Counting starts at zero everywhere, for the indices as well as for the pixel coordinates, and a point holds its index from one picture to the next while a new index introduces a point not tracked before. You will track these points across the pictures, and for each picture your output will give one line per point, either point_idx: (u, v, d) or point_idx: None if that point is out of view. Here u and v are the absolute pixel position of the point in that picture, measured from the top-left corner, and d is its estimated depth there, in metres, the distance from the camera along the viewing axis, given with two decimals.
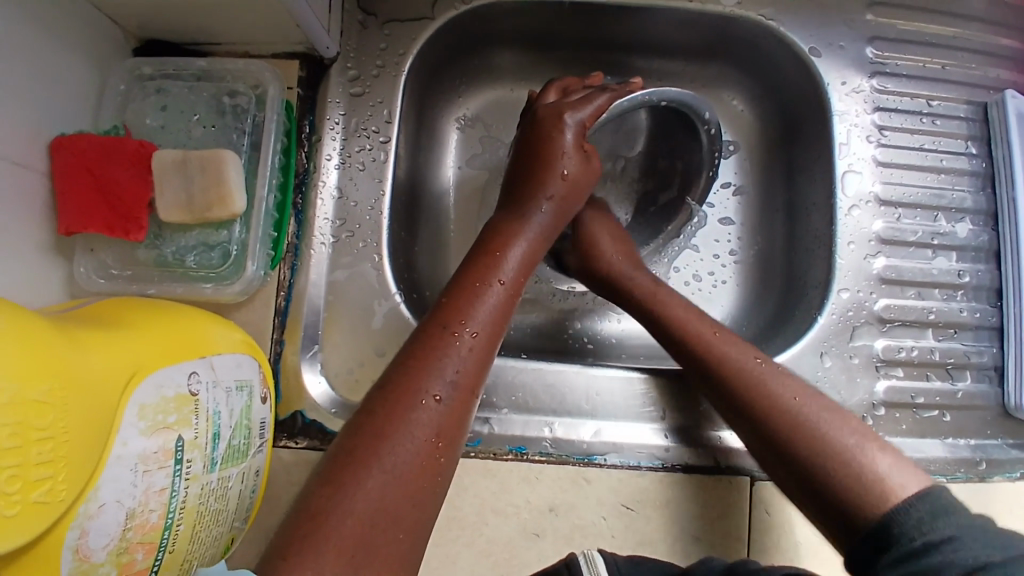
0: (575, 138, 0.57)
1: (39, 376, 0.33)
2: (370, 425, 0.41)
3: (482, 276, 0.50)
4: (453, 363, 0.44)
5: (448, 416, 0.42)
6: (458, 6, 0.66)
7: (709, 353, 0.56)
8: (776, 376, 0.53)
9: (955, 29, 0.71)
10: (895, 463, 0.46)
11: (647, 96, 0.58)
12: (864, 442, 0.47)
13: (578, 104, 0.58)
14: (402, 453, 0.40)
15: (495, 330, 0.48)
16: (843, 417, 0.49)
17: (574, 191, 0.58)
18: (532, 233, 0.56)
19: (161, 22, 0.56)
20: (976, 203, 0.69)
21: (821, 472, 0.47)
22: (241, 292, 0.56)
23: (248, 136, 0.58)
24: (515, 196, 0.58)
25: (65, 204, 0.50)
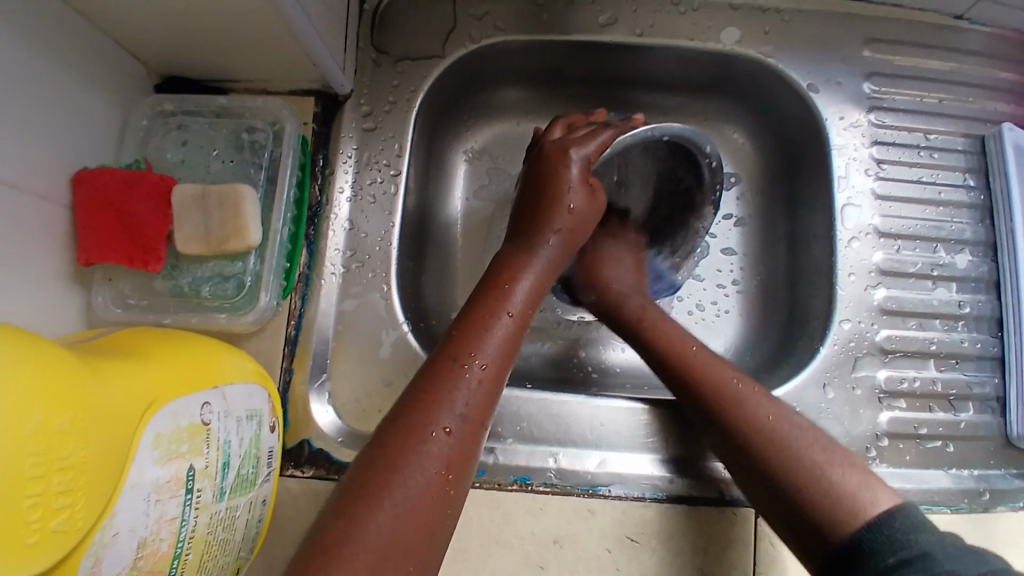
0: (581, 173, 0.59)
1: (62, 406, 0.34)
2: (381, 458, 0.41)
3: (492, 308, 0.51)
4: (463, 396, 0.45)
5: (458, 449, 0.43)
6: (466, 44, 0.69)
7: (691, 375, 0.57)
8: (754, 397, 0.54)
9: (952, 63, 0.72)
10: (866, 483, 0.46)
11: (647, 133, 0.59)
12: (836, 462, 0.48)
13: (583, 140, 0.60)
14: (413, 486, 0.40)
15: (504, 362, 0.49)
16: (815, 437, 0.50)
17: (581, 224, 0.60)
18: (539, 265, 0.57)
19: (184, 61, 0.59)
20: (975, 235, 0.70)
21: (792, 482, 0.48)
22: (254, 322, 0.58)
23: (265, 171, 0.60)
24: (523, 229, 0.59)
25: (86, 236, 0.51)
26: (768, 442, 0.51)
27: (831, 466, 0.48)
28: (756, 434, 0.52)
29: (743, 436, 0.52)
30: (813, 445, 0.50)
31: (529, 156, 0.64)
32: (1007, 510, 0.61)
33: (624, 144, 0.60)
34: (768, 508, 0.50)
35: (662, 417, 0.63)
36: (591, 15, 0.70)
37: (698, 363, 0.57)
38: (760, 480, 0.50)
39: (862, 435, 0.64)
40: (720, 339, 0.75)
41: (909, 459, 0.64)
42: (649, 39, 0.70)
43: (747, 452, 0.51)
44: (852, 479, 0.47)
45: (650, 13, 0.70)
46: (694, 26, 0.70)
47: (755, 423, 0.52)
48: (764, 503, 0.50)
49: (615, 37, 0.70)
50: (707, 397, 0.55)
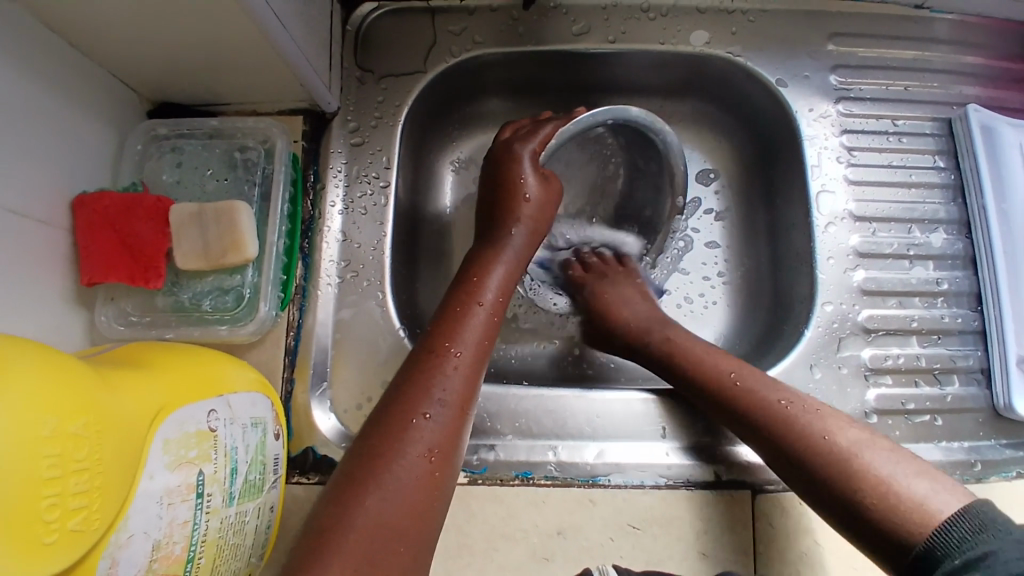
0: (532, 166, 0.63)
1: (77, 412, 0.35)
2: (368, 448, 0.43)
3: (465, 300, 0.54)
4: (442, 383, 0.47)
5: (441, 434, 0.45)
6: (447, 59, 0.72)
7: (734, 399, 0.57)
8: (804, 413, 0.53)
9: (915, 51, 0.75)
10: (933, 484, 0.46)
11: (586, 119, 0.63)
12: (900, 466, 0.47)
13: (529, 136, 0.64)
14: (399, 470, 0.42)
15: (483, 348, 0.51)
16: (874, 445, 0.49)
17: (541, 212, 0.63)
18: (508, 256, 0.60)
19: (175, 87, 0.61)
20: (949, 214, 0.72)
21: (853, 492, 0.48)
22: (254, 332, 0.59)
23: (258, 188, 0.62)
24: (491, 228, 0.62)
25: (89, 257, 0.53)
26: (823, 458, 0.50)
27: (894, 474, 0.47)
28: (813, 451, 0.51)
29: (798, 454, 0.51)
30: (872, 451, 0.49)
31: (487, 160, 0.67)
32: (1000, 479, 0.63)
33: (570, 133, 0.64)
34: (841, 522, 0.49)
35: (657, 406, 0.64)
36: (564, 25, 0.72)
37: (741, 386, 0.57)
38: (825, 493, 0.49)
39: (851, 412, 0.66)
40: (710, 329, 0.77)
41: (900, 434, 0.66)
42: (622, 45, 0.73)
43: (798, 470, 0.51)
44: (921, 484, 0.46)
45: (623, 20, 0.73)
46: (663, 30, 0.73)
47: (808, 436, 0.51)
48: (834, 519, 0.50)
49: (589, 46, 0.72)
50: (754, 420, 0.55)
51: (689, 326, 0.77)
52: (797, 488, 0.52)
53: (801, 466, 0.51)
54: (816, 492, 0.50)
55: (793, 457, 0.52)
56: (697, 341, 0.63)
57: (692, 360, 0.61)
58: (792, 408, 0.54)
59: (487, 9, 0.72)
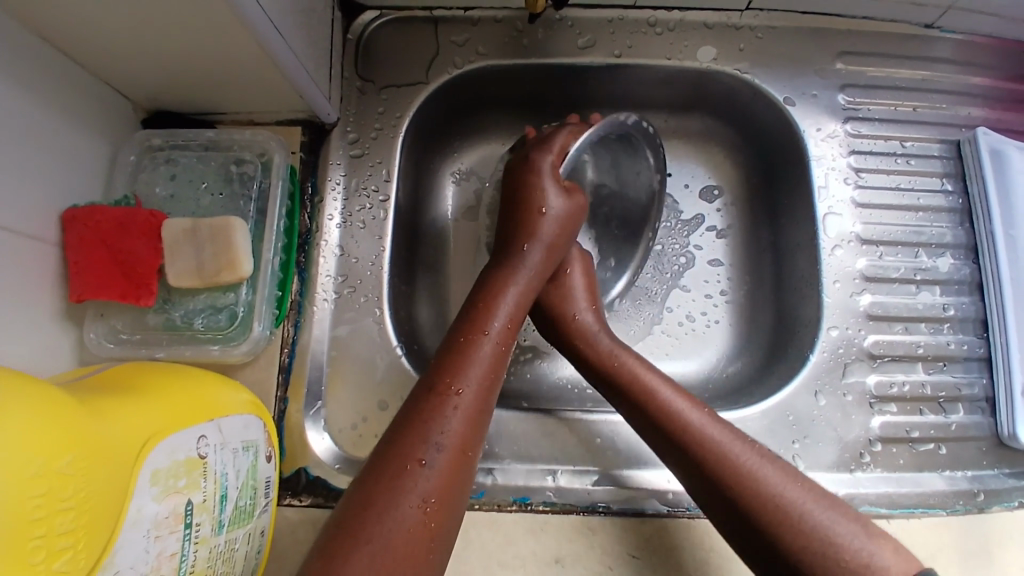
0: (552, 179, 0.62)
1: (63, 447, 0.34)
2: (361, 497, 0.41)
3: (470, 331, 0.52)
4: (441, 425, 0.45)
5: (439, 480, 0.43)
6: (450, 70, 0.70)
7: (686, 433, 0.53)
8: (759, 462, 0.50)
9: (924, 72, 0.74)
10: (888, 551, 0.44)
11: (644, 124, 0.66)
12: (856, 530, 0.45)
13: (549, 149, 0.63)
14: (392, 523, 0.40)
15: (489, 382, 0.50)
16: (833, 505, 0.47)
17: (560, 231, 0.62)
18: (522, 280, 0.58)
19: (172, 97, 0.59)
20: (956, 238, 0.71)
21: (812, 554, 0.45)
22: (248, 352, 0.58)
23: (254, 203, 0.61)
24: (502, 251, 0.61)
25: (79, 275, 0.51)
26: (776, 510, 0.47)
27: (853, 538, 0.45)
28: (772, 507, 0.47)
29: (751, 506, 0.48)
30: (829, 515, 0.46)
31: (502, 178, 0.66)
32: (1002, 509, 0.62)
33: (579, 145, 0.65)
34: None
35: None
36: (570, 38, 0.71)
37: (695, 423, 0.53)
38: (777, 554, 0.46)
39: (854, 440, 0.65)
40: (712, 349, 0.76)
41: (903, 462, 0.65)
42: (628, 60, 0.71)
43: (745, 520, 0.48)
44: (880, 551, 0.44)
45: (629, 34, 0.71)
46: (671, 45, 0.72)
47: (763, 487, 0.48)
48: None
49: (595, 59, 0.71)
50: (704, 460, 0.51)
51: (691, 345, 0.76)
52: (741, 542, 0.49)
53: (755, 519, 0.47)
54: (764, 549, 0.47)
55: (744, 509, 0.48)
56: (647, 370, 0.58)
57: (644, 388, 0.57)
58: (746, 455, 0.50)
59: (491, 20, 0.71)
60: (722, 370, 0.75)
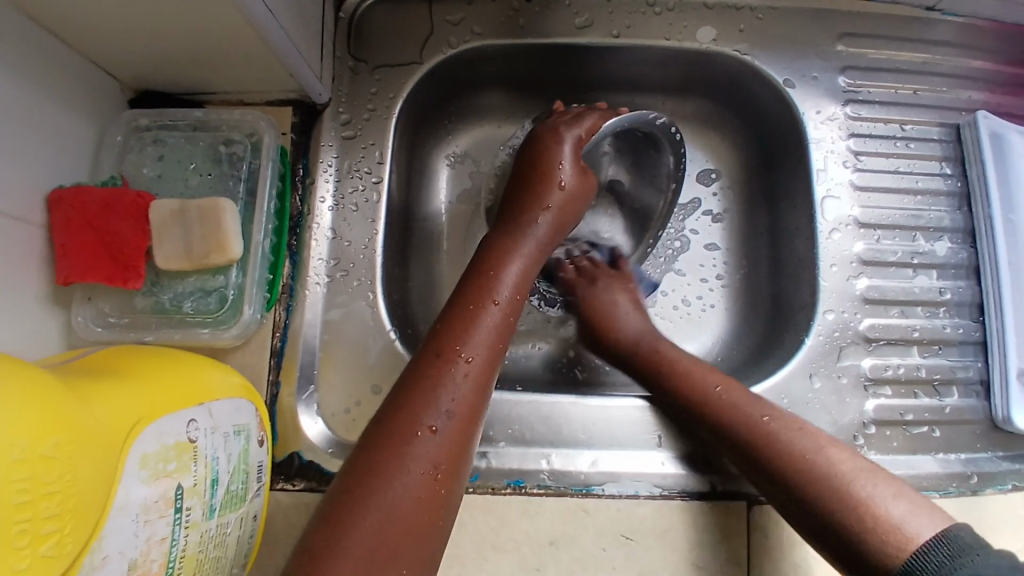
0: (573, 151, 0.61)
1: (47, 430, 0.33)
2: (366, 462, 0.42)
3: (477, 297, 0.52)
4: (449, 392, 0.45)
5: (444, 447, 0.43)
6: (444, 50, 0.69)
7: (716, 413, 0.56)
8: (787, 431, 0.52)
9: (925, 54, 0.73)
10: (910, 510, 0.45)
11: (675, 132, 0.65)
12: (881, 487, 0.47)
13: (573, 121, 0.62)
14: (399, 489, 0.41)
15: (495, 352, 0.50)
16: (860, 465, 0.49)
17: (571, 203, 0.62)
18: (529, 249, 0.58)
19: (159, 76, 0.58)
20: (953, 222, 0.71)
21: (832, 508, 0.47)
22: (238, 336, 0.57)
23: (243, 184, 0.60)
24: (512, 217, 0.60)
25: (66, 256, 0.51)
26: (804, 474, 0.49)
27: (876, 494, 0.46)
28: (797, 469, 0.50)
29: (777, 468, 0.51)
30: (859, 473, 0.48)
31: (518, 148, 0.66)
32: (996, 492, 0.62)
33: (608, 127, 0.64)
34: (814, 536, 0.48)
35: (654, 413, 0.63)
36: (567, 18, 0.70)
37: (724, 402, 0.56)
38: (804, 509, 0.49)
39: (849, 423, 0.65)
40: (707, 333, 0.76)
41: (897, 445, 0.65)
42: (626, 40, 0.70)
43: (779, 486, 0.51)
44: (906, 505, 0.45)
45: (627, 14, 0.70)
46: (669, 26, 0.70)
47: (787, 449, 0.51)
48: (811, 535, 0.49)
49: (592, 40, 0.70)
50: (734, 436, 0.55)
51: (684, 330, 0.76)
52: (776, 501, 0.51)
53: (782, 479, 0.50)
54: (793, 506, 0.50)
55: (771, 472, 0.51)
56: (682, 354, 0.63)
57: (676, 373, 0.60)
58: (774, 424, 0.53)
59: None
60: (717, 354, 0.75)
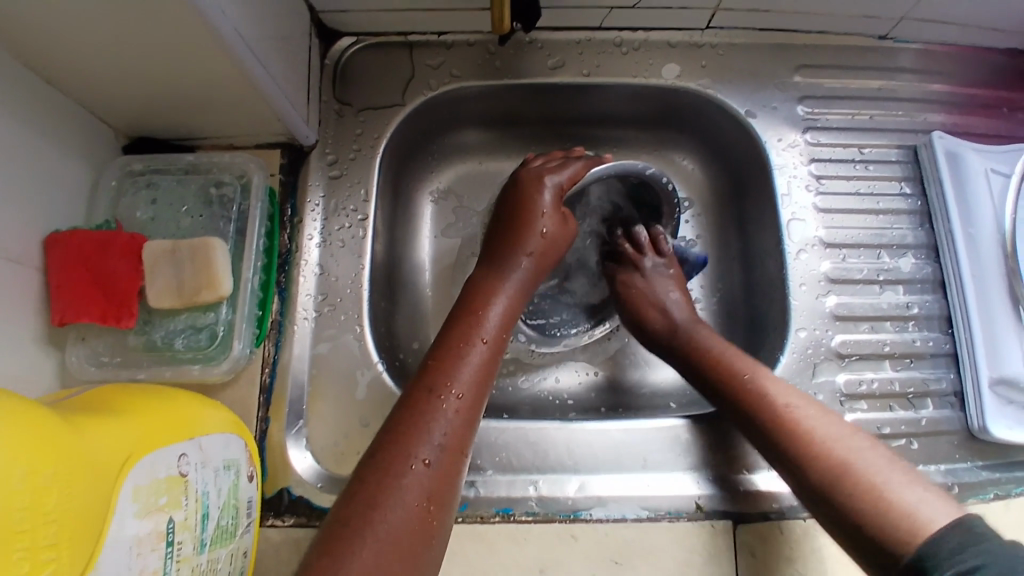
0: (553, 200, 0.63)
1: (46, 462, 0.35)
2: (362, 493, 0.43)
3: (466, 335, 0.54)
4: (440, 426, 0.47)
5: (438, 479, 0.45)
6: (425, 92, 0.72)
7: (742, 394, 0.58)
8: (809, 418, 0.53)
9: (881, 81, 0.78)
10: (924, 495, 0.45)
11: (670, 184, 0.66)
12: (897, 477, 0.47)
13: (556, 169, 0.64)
14: (394, 518, 0.42)
15: (481, 386, 0.51)
16: (882, 459, 0.49)
17: (553, 248, 0.63)
18: (510, 288, 0.59)
19: (151, 123, 0.61)
20: (917, 239, 0.74)
21: (843, 488, 0.48)
22: (227, 371, 0.58)
23: (234, 224, 0.62)
24: (495, 254, 0.62)
25: (60, 297, 0.52)
26: (821, 456, 0.50)
27: (892, 484, 0.47)
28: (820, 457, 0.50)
29: (800, 454, 0.52)
30: (875, 461, 0.49)
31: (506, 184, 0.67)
32: (977, 501, 0.64)
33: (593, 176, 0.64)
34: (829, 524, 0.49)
35: (692, 432, 0.65)
36: (541, 59, 0.74)
37: (750, 383, 0.58)
38: (822, 495, 0.49)
39: None
40: None
41: None
42: (596, 79, 0.74)
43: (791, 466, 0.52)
44: (904, 482, 0.47)
45: (596, 54, 0.74)
46: (636, 64, 0.75)
47: (794, 427, 0.53)
48: (827, 521, 0.50)
49: (564, 79, 0.74)
50: (758, 415, 0.56)
51: None
52: (796, 489, 0.52)
53: (800, 466, 0.51)
54: (811, 492, 0.50)
55: (784, 451, 0.53)
56: (718, 343, 0.63)
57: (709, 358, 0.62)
58: (796, 412, 0.54)
59: (465, 44, 0.73)
60: None
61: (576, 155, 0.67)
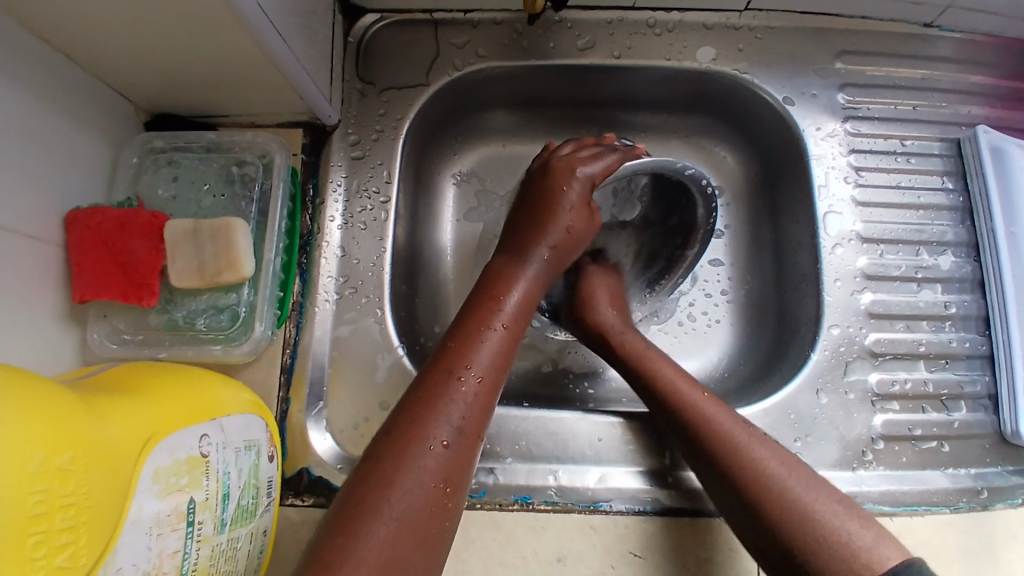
0: (583, 193, 0.60)
1: (63, 445, 0.34)
2: (379, 469, 0.42)
3: (485, 321, 0.52)
4: (458, 409, 0.46)
5: (455, 462, 0.44)
6: (450, 72, 0.71)
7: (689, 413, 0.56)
8: (753, 441, 0.52)
9: (924, 71, 0.74)
10: (880, 535, 0.46)
11: (708, 183, 0.61)
12: (838, 508, 0.47)
13: (588, 160, 0.62)
14: (412, 496, 0.41)
15: (498, 374, 0.50)
16: (818, 484, 0.49)
17: (575, 241, 0.61)
18: (531, 277, 0.58)
19: (172, 99, 0.60)
20: (957, 236, 0.71)
21: (784, 521, 0.48)
22: (248, 352, 0.58)
23: (255, 204, 0.61)
24: (518, 240, 0.60)
25: (82, 274, 0.52)
26: (761, 484, 0.49)
27: (834, 513, 0.47)
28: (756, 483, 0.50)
29: (736, 480, 0.51)
30: (817, 495, 0.48)
31: (534, 167, 0.66)
32: (1006, 506, 0.61)
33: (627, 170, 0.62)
34: (760, 553, 0.49)
35: (626, 429, 0.63)
36: (570, 39, 0.71)
37: (699, 403, 0.56)
38: (756, 521, 0.49)
39: (857, 438, 0.65)
40: (714, 348, 0.76)
41: (906, 460, 0.64)
42: (627, 61, 0.72)
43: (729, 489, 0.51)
44: (847, 519, 0.47)
45: (628, 35, 0.72)
46: (670, 46, 0.72)
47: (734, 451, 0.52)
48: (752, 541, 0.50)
49: (594, 61, 0.71)
50: (702, 435, 0.54)
51: (691, 345, 0.76)
52: (729, 511, 0.52)
53: (738, 492, 0.51)
54: (744, 519, 0.50)
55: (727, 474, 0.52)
56: (664, 358, 0.61)
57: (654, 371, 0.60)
58: (742, 433, 0.53)
59: (491, 22, 0.71)
60: (723, 370, 0.75)
61: (612, 147, 0.64)
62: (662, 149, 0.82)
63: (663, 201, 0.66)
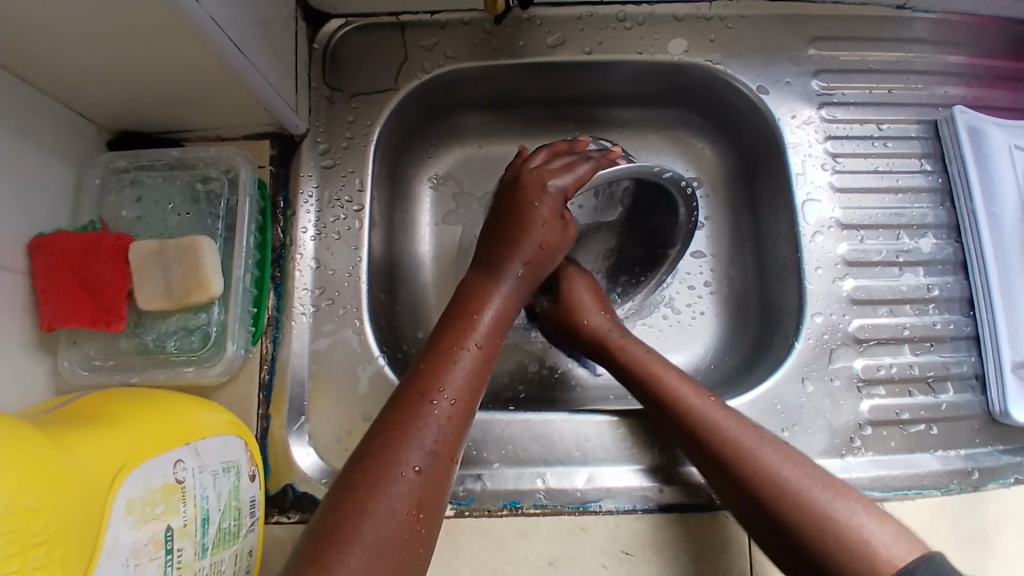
0: (554, 206, 0.60)
1: (30, 482, 0.34)
2: (351, 499, 0.41)
3: (458, 340, 0.52)
4: (431, 432, 0.45)
5: (429, 488, 0.43)
6: (419, 76, 0.69)
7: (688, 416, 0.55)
8: (756, 440, 0.52)
9: (898, 53, 0.74)
10: (897, 532, 0.45)
11: (686, 184, 0.62)
12: (849, 503, 0.46)
13: (558, 171, 0.61)
14: (383, 524, 0.40)
15: (472, 394, 0.49)
16: (825, 479, 0.49)
17: (548, 254, 0.60)
18: (504, 293, 0.57)
19: (134, 117, 0.58)
20: (937, 218, 0.71)
21: (799, 519, 0.47)
22: (222, 372, 0.57)
23: (222, 220, 0.60)
24: (490, 255, 0.59)
25: (48, 302, 0.51)
26: (773, 483, 0.49)
27: (845, 509, 0.46)
28: (765, 483, 0.50)
29: (745, 482, 0.50)
30: (825, 488, 0.48)
31: (505, 178, 0.64)
32: (998, 486, 0.62)
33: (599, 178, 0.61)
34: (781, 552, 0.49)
35: (623, 427, 0.62)
36: (540, 37, 0.70)
37: (698, 406, 0.56)
38: (768, 522, 0.49)
39: (845, 426, 0.65)
40: (699, 342, 0.76)
41: (895, 445, 0.64)
42: (600, 56, 0.71)
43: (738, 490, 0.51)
44: (859, 513, 0.46)
45: (599, 30, 0.71)
46: (641, 40, 0.71)
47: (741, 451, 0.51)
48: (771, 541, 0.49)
49: (566, 57, 0.70)
50: (704, 438, 0.54)
51: (677, 338, 0.76)
52: (739, 511, 0.51)
53: (750, 496, 0.50)
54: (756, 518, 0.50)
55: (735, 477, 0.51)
56: (657, 358, 0.61)
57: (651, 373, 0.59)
58: (742, 433, 0.53)
59: (459, 23, 0.70)
60: (709, 363, 0.75)
61: (584, 154, 0.63)
62: (639, 143, 0.81)
63: (642, 204, 0.67)
